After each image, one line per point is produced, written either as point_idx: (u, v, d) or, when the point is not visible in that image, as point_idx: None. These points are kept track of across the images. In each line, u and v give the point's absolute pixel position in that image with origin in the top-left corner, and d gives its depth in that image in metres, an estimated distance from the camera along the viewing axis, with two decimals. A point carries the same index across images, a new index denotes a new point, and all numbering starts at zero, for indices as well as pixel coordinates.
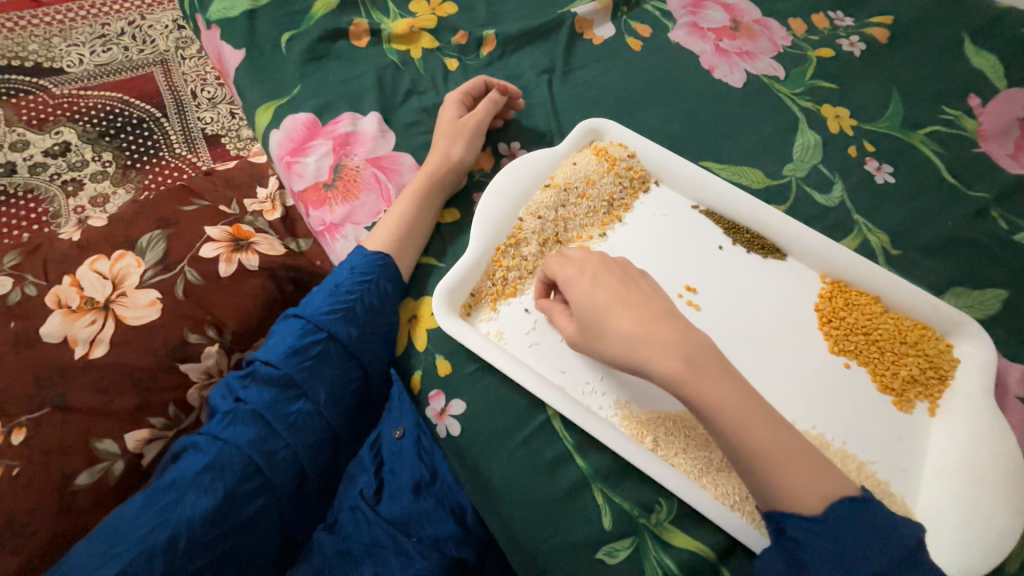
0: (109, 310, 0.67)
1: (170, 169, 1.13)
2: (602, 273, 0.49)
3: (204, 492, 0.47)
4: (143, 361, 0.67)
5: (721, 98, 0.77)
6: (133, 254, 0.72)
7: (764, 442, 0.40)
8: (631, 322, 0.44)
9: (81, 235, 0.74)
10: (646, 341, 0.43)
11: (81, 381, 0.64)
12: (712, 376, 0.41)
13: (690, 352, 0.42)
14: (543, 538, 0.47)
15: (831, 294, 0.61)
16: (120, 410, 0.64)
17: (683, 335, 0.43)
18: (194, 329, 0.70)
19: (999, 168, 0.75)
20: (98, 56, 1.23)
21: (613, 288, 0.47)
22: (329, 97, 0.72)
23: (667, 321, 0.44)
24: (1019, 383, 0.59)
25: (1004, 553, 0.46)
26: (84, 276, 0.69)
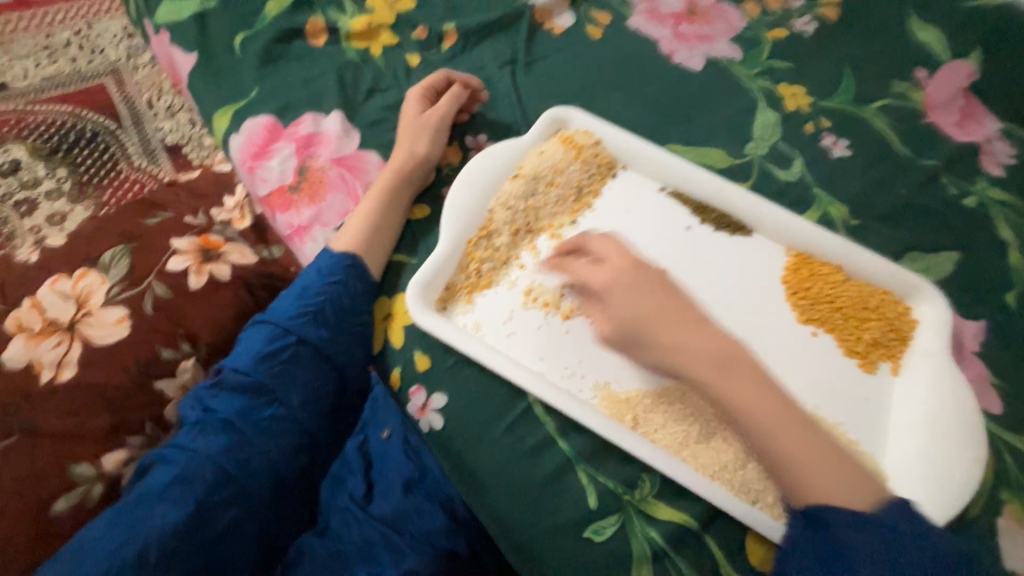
0: (75, 331, 0.65)
1: (130, 182, 1.09)
2: (632, 283, 0.49)
3: (174, 504, 0.46)
4: (114, 380, 0.65)
5: (682, 81, 0.79)
6: (96, 271, 0.69)
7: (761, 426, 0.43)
8: (670, 334, 0.46)
9: (39, 255, 0.71)
10: (679, 346, 0.46)
11: (51, 405, 0.61)
12: (746, 379, 0.44)
13: (722, 357, 0.45)
14: (530, 521, 0.48)
15: (796, 266, 0.64)
16: (94, 431, 0.62)
17: (716, 341, 0.45)
18: (166, 343, 0.68)
19: (947, 136, 0.78)
20: (45, 68, 1.18)
21: (652, 303, 0.48)
22: (288, 98, 0.70)
23: (704, 326, 0.47)
24: (973, 338, 0.62)
25: (963, 499, 0.49)
26: (44, 297, 0.67)
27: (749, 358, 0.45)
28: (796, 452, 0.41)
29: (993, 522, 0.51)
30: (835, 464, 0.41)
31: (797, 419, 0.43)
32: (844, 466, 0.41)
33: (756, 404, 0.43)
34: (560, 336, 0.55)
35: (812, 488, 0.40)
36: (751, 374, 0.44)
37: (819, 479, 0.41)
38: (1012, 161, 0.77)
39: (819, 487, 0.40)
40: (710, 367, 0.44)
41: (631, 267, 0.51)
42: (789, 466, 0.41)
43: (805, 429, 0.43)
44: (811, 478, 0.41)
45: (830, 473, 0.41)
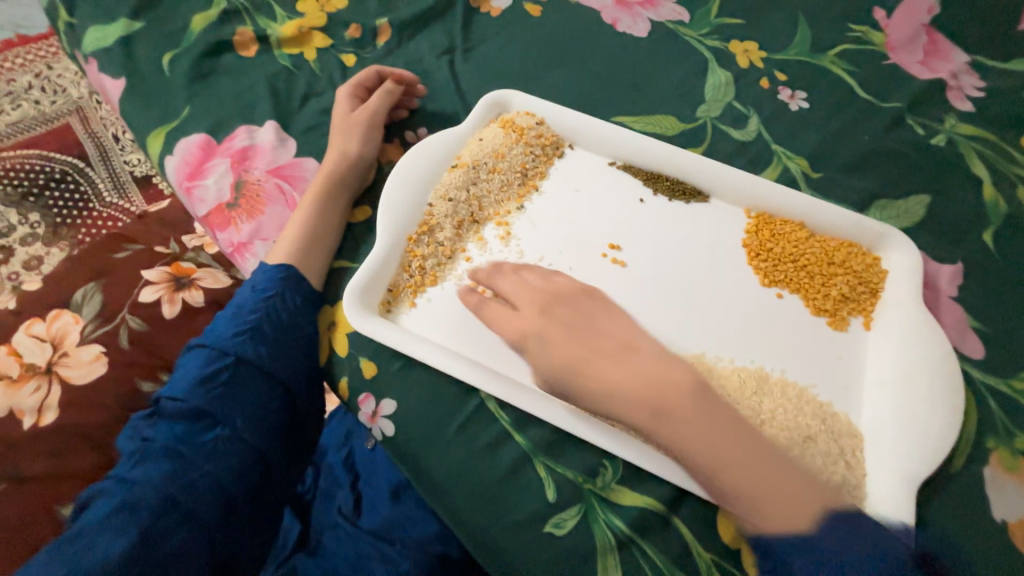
0: (52, 373, 0.64)
1: (104, 220, 1.09)
2: (550, 329, 0.45)
3: (114, 537, 0.44)
4: (97, 418, 0.64)
5: (628, 50, 0.76)
6: (69, 311, 0.68)
7: (717, 468, 0.37)
8: (597, 374, 0.41)
9: (14, 300, 0.70)
10: (610, 390, 0.40)
11: (34, 450, 0.60)
12: (688, 419, 0.38)
13: (656, 397, 0.39)
14: (490, 522, 0.46)
15: (757, 228, 0.61)
16: (80, 469, 0.61)
17: (646, 377, 0.39)
18: (146, 376, 0.68)
19: (911, 76, 0.75)
20: (8, 115, 1.17)
21: (569, 342, 0.43)
22: (221, 113, 0.69)
23: (627, 358, 0.41)
24: (951, 283, 0.59)
25: (944, 453, 0.47)
26: (19, 342, 0.65)
27: (687, 389, 0.39)
28: (734, 480, 0.37)
29: (980, 473, 0.49)
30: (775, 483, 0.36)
31: (747, 450, 0.37)
32: (796, 493, 0.36)
33: (694, 444, 0.37)
34: None
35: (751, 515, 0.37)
36: (694, 408, 0.38)
37: (775, 506, 0.36)
38: (981, 93, 0.73)
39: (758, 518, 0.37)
40: (645, 411, 0.39)
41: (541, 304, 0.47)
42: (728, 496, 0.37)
43: (748, 454, 0.37)
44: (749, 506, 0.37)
45: (766, 497, 0.36)
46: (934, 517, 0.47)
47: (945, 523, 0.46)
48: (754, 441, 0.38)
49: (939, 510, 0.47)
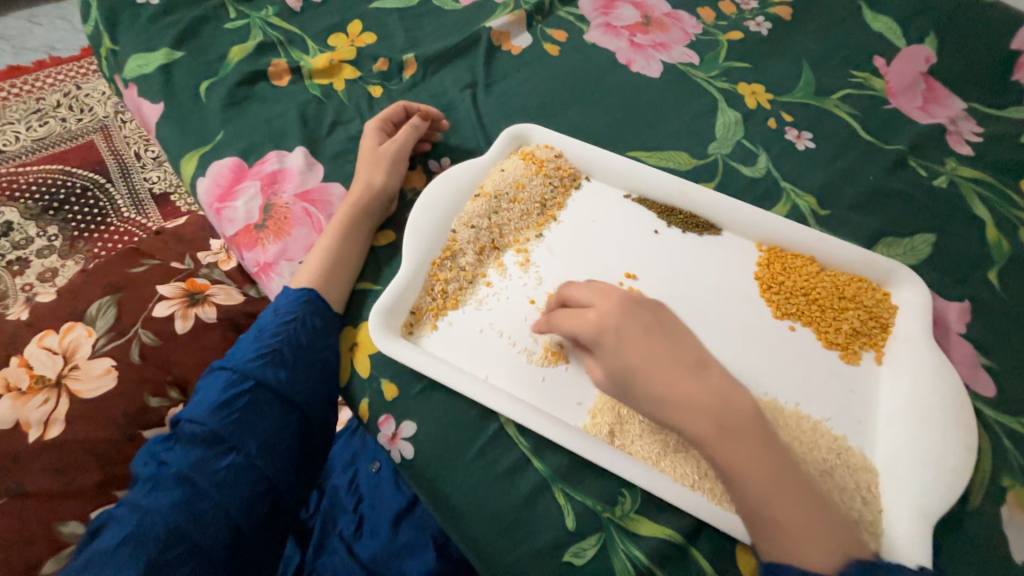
0: (62, 386, 0.64)
1: (121, 234, 1.12)
2: (625, 323, 0.44)
3: (122, 567, 0.44)
4: (103, 434, 0.64)
5: (641, 89, 0.79)
6: (82, 324, 0.69)
7: (758, 490, 0.39)
8: (659, 379, 0.42)
9: (30, 312, 0.70)
10: (676, 398, 0.41)
11: (38, 465, 0.60)
12: (747, 440, 0.40)
13: (720, 413, 0.41)
14: (507, 549, 0.46)
15: (769, 262, 0.63)
16: (83, 487, 0.61)
17: (714, 393, 0.41)
18: (155, 393, 0.68)
19: (911, 120, 0.78)
20: (35, 131, 1.21)
21: (648, 345, 0.43)
22: (252, 139, 0.72)
23: (698, 373, 0.42)
24: (959, 320, 0.61)
25: (959, 490, 0.47)
26: (31, 354, 0.66)
27: (751, 411, 0.41)
28: (776, 509, 0.39)
29: (997, 511, 0.49)
30: (816, 524, 0.39)
31: (787, 480, 0.40)
32: (824, 528, 0.39)
33: (747, 464, 0.40)
34: (531, 352, 0.55)
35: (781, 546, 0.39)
36: (754, 430, 0.41)
37: (802, 538, 0.38)
38: (979, 138, 0.77)
39: (787, 550, 0.39)
40: (708, 423, 0.41)
41: (620, 305, 0.45)
42: (763, 516, 0.39)
43: (793, 488, 0.40)
44: (780, 535, 0.39)
45: (806, 537, 0.38)
46: (953, 554, 0.47)
47: (964, 561, 0.46)
48: (799, 477, 0.41)
49: (958, 547, 0.47)
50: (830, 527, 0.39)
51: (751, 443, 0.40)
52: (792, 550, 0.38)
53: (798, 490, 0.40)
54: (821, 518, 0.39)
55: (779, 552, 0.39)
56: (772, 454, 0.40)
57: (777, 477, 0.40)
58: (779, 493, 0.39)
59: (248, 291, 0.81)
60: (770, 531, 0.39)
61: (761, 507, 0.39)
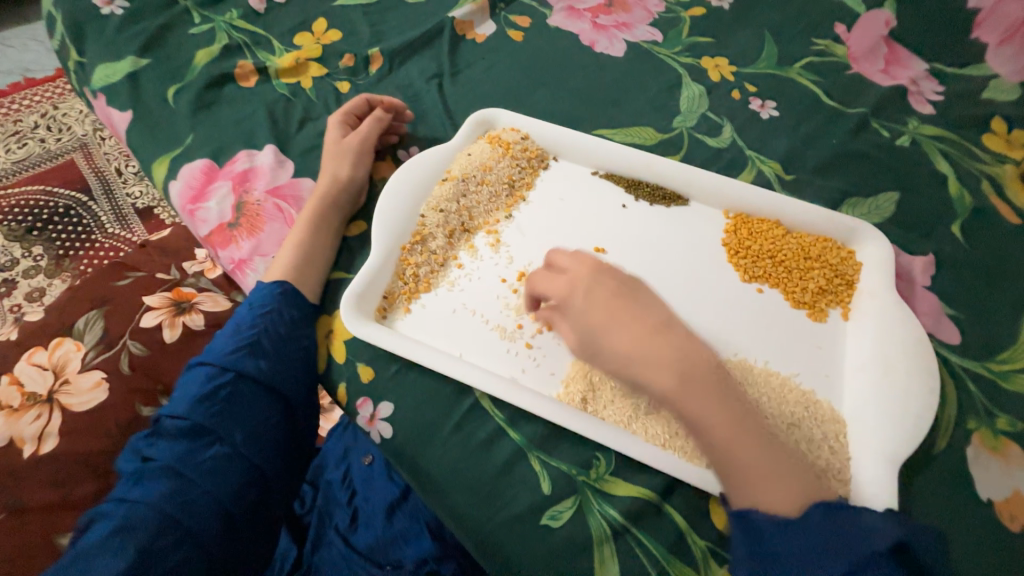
0: (53, 402, 0.65)
1: (106, 250, 1.12)
2: (594, 284, 0.46)
3: (114, 556, 0.44)
4: (96, 445, 0.64)
5: (606, 68, 0.80)
6: (70, 339, 0.70)
7: (723, 442, 0.40)
8: (626, 340, 0.43)
9: (17, 331, 0.71)
10: (644, 357, 0.42)
11: (34, 479, 0.60)
12: (711, 394, 0.41)
13: (686, 369, 0.41)
14: (488, 517, 0.47)
15: (735, 228, 0.64)
16: (81, 498, 0.61)
17: (680, 350, 0.42)
18: (147, 402, 0.69)
19: (873, 83, 0.79)
20: (14, 153, 1.22)
21: (612, 306, 0.44)
22: (223, 140, 0.72)
23: (663, 332, 0.43)
24: (924, 272, 0.62)
25: (923, 432, 0.49)
26: (21, 371, 0.66)
27: (712, 366, 0.42)
28: (742, 460, 0.40)
29: (964, 453, 0.50)
30: (781, 471, 0.40)
31: (751, 430, 0.41)
32: (789, 474, 0.40)
33: (714, 416, 0.40)
34: (504, 328, 0.56)
35: (748, 494, 0.40)
36: (717, 384, 0.42)
37: (768, 485, 0.39)
38: (940, 97, 0.78)
39: (755, 498, 0.39)
40: (674, 378, 0.41)
41: (593, 270, 0.47)
42: (730, 468, 0.40)
43: (757, 438, 0.41)
44: (748, 485, 0.40)
45: (772, 485, 0.39)
46: (923, 495, 0.48)
47: (933, 501, 0.48)
48: (762, 427, 0.42)
49: (927, 489, 0.48)
50: (794, 474, 0.40)
51: (715, 396, 0.41)
52: (758, 498, 0.39)
53: (761, 439, 0.41)
54: (785, 465, 0.40)
55: (746, 500, 0.40)
56: (735, 405, 0.41)
57: (742, 428, 0.40)
58: (744, 444, 0.40)
59: (235, 297, 0.82)
60: (738, 482, 0.40)
61: (729, 458, 0.40)
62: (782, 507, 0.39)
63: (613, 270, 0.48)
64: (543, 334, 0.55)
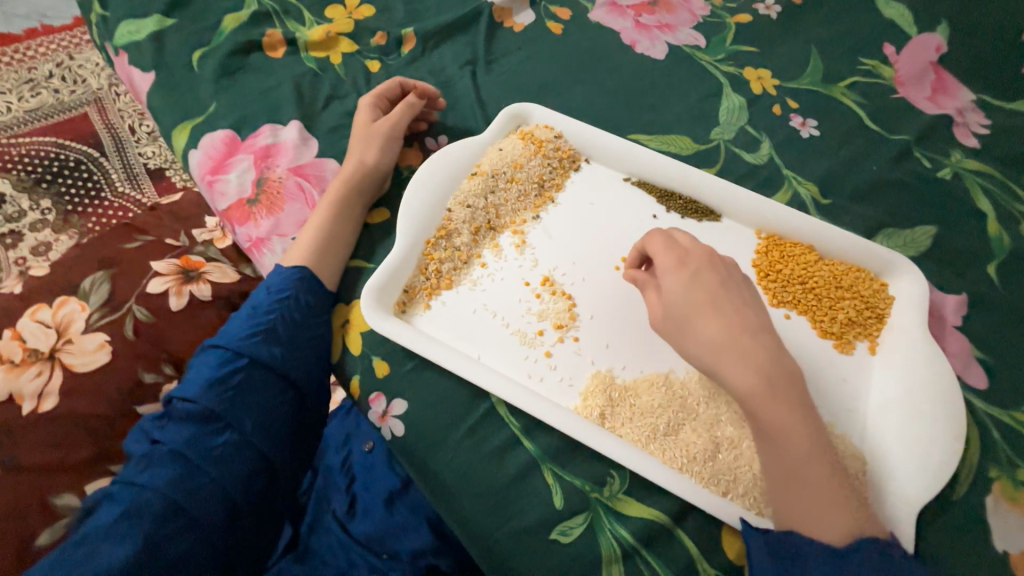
0: (55, 360, 0.64)
1: (115, 209, 1.11)
2: (706, 272, 0.46)
3: (119, 542, 0.43)
4: (96, 409, 0.63)
5: (645, 71, 0.78)
6: (76, 299, 0.68)
7: (786, 457, 0.40)
8: (719, 330, 0.42)
9: (23, 285, 0.69)
10: (736, 353, 0.41)
11: (30, 438, 0.59)
12: (792, 406, 0.40)
13: (775, 375, 0.41)
14: (496, 527, 0.46)
15: (767, 249, 0.62)
16: (78, 461, 0.61)
17: (773, 355, 0.41)
18: (149, 368, 0.68)
19: (919, 110, 0.76)
20: (28, 102, 1.19)
21: (709, 298, 0.44)
22: (246, 111, 0.70)
23: (758, 336, 0.42)
24: (955, 312, 0.60)
25: (945, 478, 0.48)
26: (24, 327, 0.65)
27: (798, 378, 0.42)
28: (807, 474, 0.39)
29: (982, 501, 0.49)
30: (842, 493, 0.39)
31: (819, 453, 0.40)
32: (845, 503, 0.39)
33: (793, 426, 0.40)
34: (524, 334, 0.54)
35: (801, 511, 0.39)
36: (799, 397, 0.41)
37: (823, 509, 0.39)
38: (986, 130, 0.75)
39: (805, 514, 0.39)
40: (762, 382, 0.40)
41: (706, 258, 0.47)
42: (788, 483, 0.40)
43: (827, 457, 0.40)
44: (803, 500, 0.39)
45: (831, 506, 0.39)
46: (936, 541, 0.47)
47: (945, 548, 0.47)
48: (830, 448, 0.41)
49: (940, 535, 0.48)
50: (850, 503, 0.39)
51: (796, 413, 0.40)
52: (808, 521, 0.39)
53: (825, 463, 0.40)
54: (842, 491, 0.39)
55: (795, 515, 0.40)
56: (813, 426, 0.41)
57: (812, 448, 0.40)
58: (814, 460, 0.39)
59: (243, 270, 0.79)
60: (791, 499, 0.40)
61: (789, 470, 0.40)
62: (831, 533, 0.38)
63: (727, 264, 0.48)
64: (563, 344, 0.54)
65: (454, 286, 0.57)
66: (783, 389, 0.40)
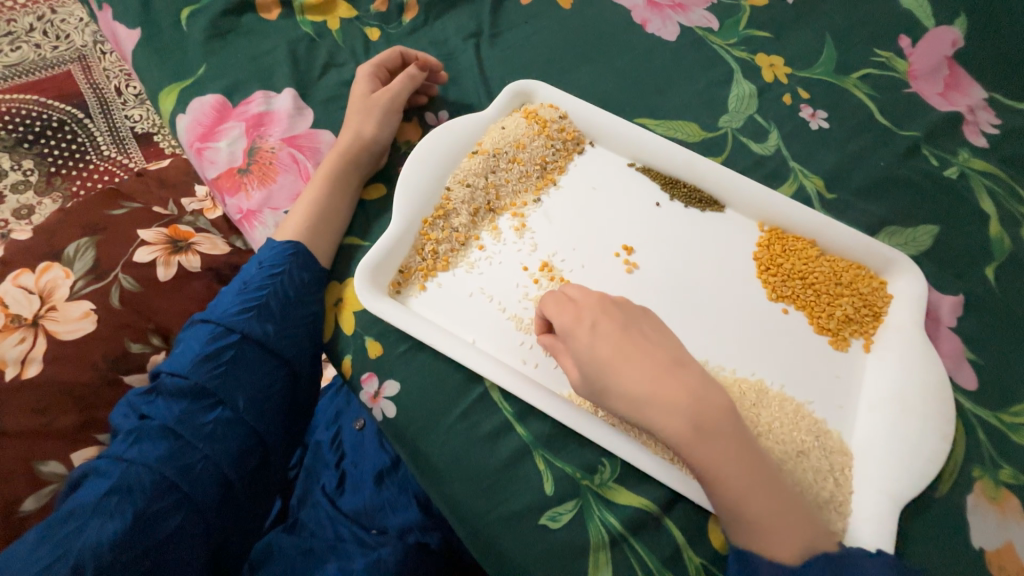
0: (39, 327, 0.62)
1: (100, 173, 1.07)
2: (602, 320, 0.45)
3: (110, 518, 0.43)
4: (82, 376, 0.61)
5: (655, 52, 0.75)
6: (59, 265, 0.66)
7: (728, 492, 0.40)
8: (638, 379, 0.41)
9: (4, 249, 0.67)
10: (656, 400, 0.40)
11: (14, 404, 0.58)
12: (726, 441, 0.40)
13: (701, 416, 0.40)
14: (488, 509, 0.46)
15: (769, 242, 0.61)
16: (64, 428, 0.59)
17: (695, 394, 0.41)
18: (137, 339, 0.65)
19: (930, 106, 0.75)
20: (7, 57, 1.13)
21: (620, 341, 0.43)
22: (238, 76, 0.67)
23: (674, 373, 0.42)
24: (951, 313, 0.60)
25: (930, 476, 0.48)
26: (6, 292, 0.63)
27: (727, 411, 0.41)
28: (750, 506, 0.39)
29: (963, 499, 0.50)
30: (790, 519, 0.39)
31: (761, 480, 0.40)
32: (794, 525, 0.39)
33: (729, 465, 0.40)
34: (521, 319, 0.54)
35: (752, 540, 0.40)
36: (731, 430, 0.40)
37: (772, 534, 0.39)
38: (996, 130, 0.74)
39: (757, 544, 0.39)
40: (688, 427, 0.40)
41: (598, 307, 0.46)
42: (738, 515, 0.40)
43: (769, 485, 0.40)
44: (752, 531, 0.40)
45: (779, 533, 0.39)
46: (916, 537, 0.48)
47: (923, 543, 0.48)
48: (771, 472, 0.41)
49: (920, 532, 0.48)
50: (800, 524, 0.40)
51: (727, 449, 0.40)
52: (762, 546, 0.39)
53: (769, 490, 0.39)
54: (789, 517, 0.39)
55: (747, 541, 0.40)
56: (750, 455, 0.40)
57: (751, 476, 0.40)
58: (756, 491, 0.39)
59: (234, 242, 0.77)
60: (741, 527, 0.40)
61: (738, 503, 0.39)
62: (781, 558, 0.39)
63: (619, 306, 0.46)
64: None
65: (450, 268, 0.56)
66: (711, 429, 0.40)
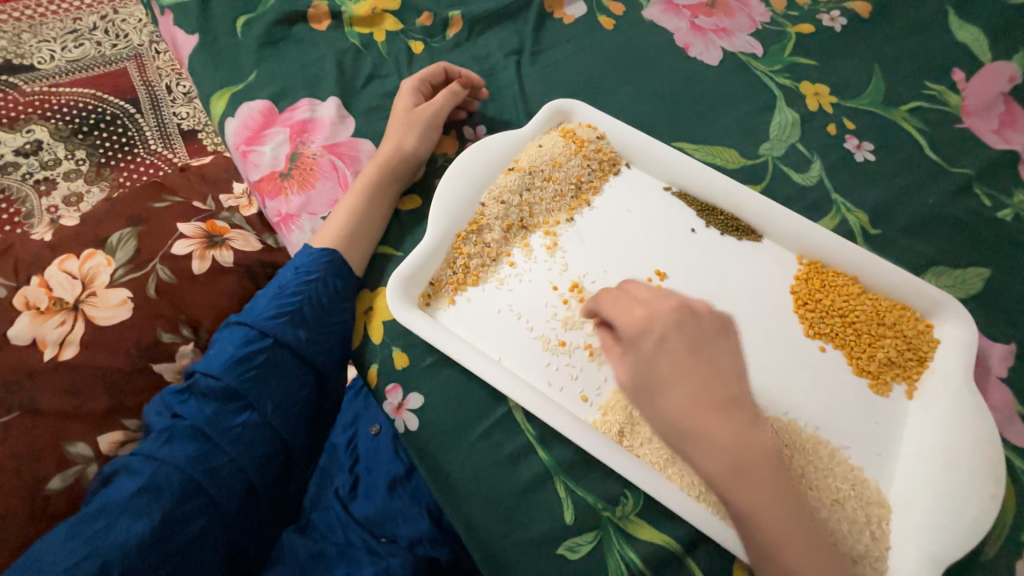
0: (79, 312, 0.64)
1: (146, 166, 1.11)
2: (672, 335, 0.40)
3: (136, 517, 0.43)
4: (114, 363, 0.63)
5: (696, 76, 0.74)
6: (102, 253, 0.69)
7: (765, 542, 0.37)
8: (684, 408, 0.38)
9: (54, 234, 0.71)
10: (703, 437, 0.37)
11: (51, 384, 0.60)
12: (766, 485, 0.37)
13: (743, 458, 0.37)
14: (504, 534, 0.45)
15: (808, 276, 0.59)
16: (92, 412, 0.61)
17: (740, 434, 0.37)
18: (168, 329, 0.67)
19: (984, 143, 0.72)
20: (70, 52, 1.20)
21: (684, 361, 0.39)
22: (286, 83, 0.69)
23: (731, 410, 0.38)
24: (1003, 362, 0.57)
25: (979, 539, 0.45)
26: (51, 277, 0.66)
27: (772, 456, 0.38)
28: (789, 558, 0.36)
29: (1011, 566, 0.47)
30: (832, 575, 0.36)
31: (801, 532, 0.37)
32: None
33: (768, 512, 0.37)
34: (548, 340, 0.53)
35: None
36: (774, 476, 0.37)
37: None
38: None
39: None
40: (725, 467, 0.37)
41: (674, 312, 0.41)
42: (776, 565, 0.37)
43: (811, 538, 0.37)
44: None
45: None
46: None
47: None
48: (812, 522, 0.38)
49: None
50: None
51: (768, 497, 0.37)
52: None
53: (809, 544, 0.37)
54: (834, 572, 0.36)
55: None
56: (793, 502, 0.38)
57: (789, 527, 0.37)
58: (794, 541, 0.36)
59: (267, 240, 0.78)
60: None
61: (775, 552, 0.36)
62: None
63: (694, 316, 0.41)
64: (585, 353, 0.52)
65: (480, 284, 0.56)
66: (751, 472, 0.37)
